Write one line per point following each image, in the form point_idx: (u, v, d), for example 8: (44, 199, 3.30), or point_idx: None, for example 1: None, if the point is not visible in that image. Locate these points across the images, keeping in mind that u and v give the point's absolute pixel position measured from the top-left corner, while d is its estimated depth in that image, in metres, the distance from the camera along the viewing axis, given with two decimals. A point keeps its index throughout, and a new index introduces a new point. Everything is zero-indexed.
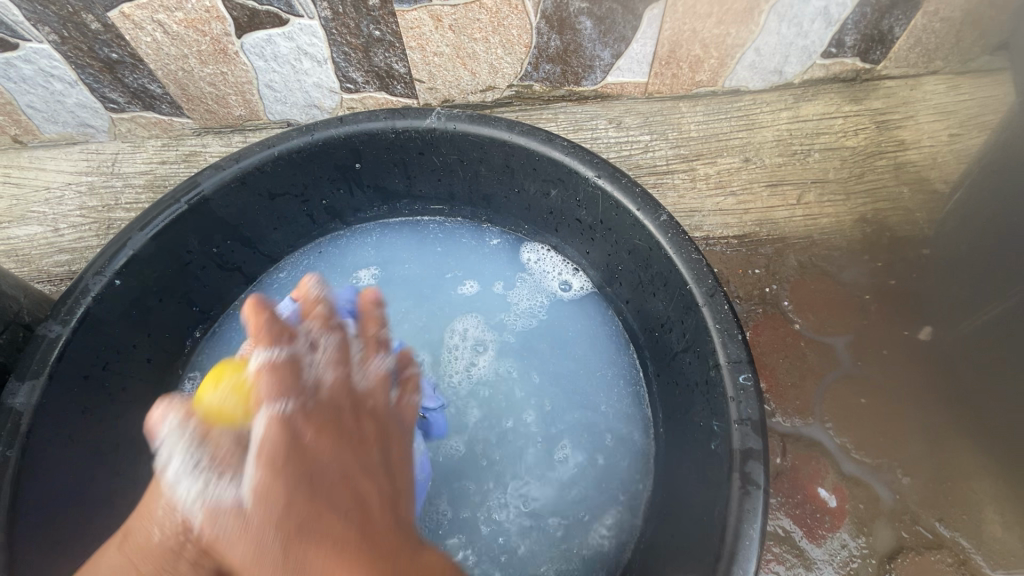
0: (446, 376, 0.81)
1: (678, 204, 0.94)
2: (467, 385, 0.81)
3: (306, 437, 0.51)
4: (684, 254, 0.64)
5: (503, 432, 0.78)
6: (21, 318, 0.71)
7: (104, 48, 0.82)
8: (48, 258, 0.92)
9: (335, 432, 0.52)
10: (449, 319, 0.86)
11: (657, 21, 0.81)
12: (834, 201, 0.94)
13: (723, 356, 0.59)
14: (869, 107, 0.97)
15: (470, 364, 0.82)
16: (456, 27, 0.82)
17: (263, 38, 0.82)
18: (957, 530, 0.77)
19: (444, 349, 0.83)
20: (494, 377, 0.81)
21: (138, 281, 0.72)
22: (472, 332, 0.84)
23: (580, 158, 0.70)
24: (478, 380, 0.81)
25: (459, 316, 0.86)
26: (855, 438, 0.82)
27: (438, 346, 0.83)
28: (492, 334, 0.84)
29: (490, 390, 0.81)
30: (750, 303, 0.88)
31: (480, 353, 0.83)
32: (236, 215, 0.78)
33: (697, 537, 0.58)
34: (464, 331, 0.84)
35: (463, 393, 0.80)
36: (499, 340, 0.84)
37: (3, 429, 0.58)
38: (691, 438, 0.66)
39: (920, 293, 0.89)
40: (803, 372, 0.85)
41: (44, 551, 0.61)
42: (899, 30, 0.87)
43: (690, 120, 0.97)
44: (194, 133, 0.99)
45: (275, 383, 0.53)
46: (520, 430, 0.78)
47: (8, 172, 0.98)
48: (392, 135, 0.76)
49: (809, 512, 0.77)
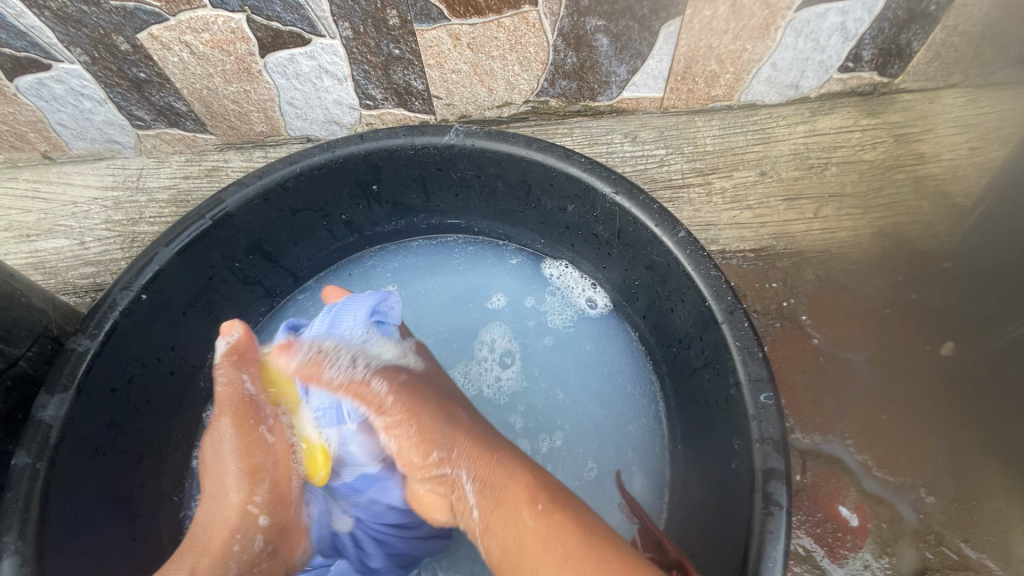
0: (479, 388, 0.84)
1: (694, 218, 0.94)
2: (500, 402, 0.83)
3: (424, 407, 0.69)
4: (703, 271, 0.64)
5: (536, 452, 0.79)
6: (51, 331, 0.73)
7: (133, 67, 0.84)
8: (74, 270, 0.94)
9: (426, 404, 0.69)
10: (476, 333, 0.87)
11: (673, 38, 0.82)
12: (852, 215, 0.93)
13: (743, 374, 0.59)
14: (886, 121, 0.97)
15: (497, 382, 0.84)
16: (474, 45, 0.83)
17: (286, 57, 0.84)
18: (984, 551, 0.75)
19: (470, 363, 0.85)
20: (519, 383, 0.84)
21: (164, 295, 0.73)
22: (500, 343, 0.86)
23: (598, 174, 0.70)
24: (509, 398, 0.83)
25: (485, 327, 0.88)
26: (876, 455, 0.80)
27: (467, 356, 0.86)
28: (518, 344, 0.86)
29: (516, 399, 0.83)
30: (768, 318, 0.87)
31: (507, 365, 0.85)
32: (259, 229, 0.80)
33: (720, 555, 0.58)
34: (493, 343, 0.86)
35: (500, 405, 0.82)
36: (526, 356, 0.85)
37: (34, 443, 0.60)
38: (711, 456, 0.66)
39: (944, 309, 0.88)
40: (829, 396, 0.83)
41: (75, 559, 0.62)
42: (918, 44, 0.87)
43: (705, 134, 0.97)
44: (217, 148, 1.01)
45: (404, 393, 0.70)
46: (548, 449, 0.80)
47: (37, 188, 1.01)
48: (410, 151, 0.77)
49: (831, 531, 0.76)
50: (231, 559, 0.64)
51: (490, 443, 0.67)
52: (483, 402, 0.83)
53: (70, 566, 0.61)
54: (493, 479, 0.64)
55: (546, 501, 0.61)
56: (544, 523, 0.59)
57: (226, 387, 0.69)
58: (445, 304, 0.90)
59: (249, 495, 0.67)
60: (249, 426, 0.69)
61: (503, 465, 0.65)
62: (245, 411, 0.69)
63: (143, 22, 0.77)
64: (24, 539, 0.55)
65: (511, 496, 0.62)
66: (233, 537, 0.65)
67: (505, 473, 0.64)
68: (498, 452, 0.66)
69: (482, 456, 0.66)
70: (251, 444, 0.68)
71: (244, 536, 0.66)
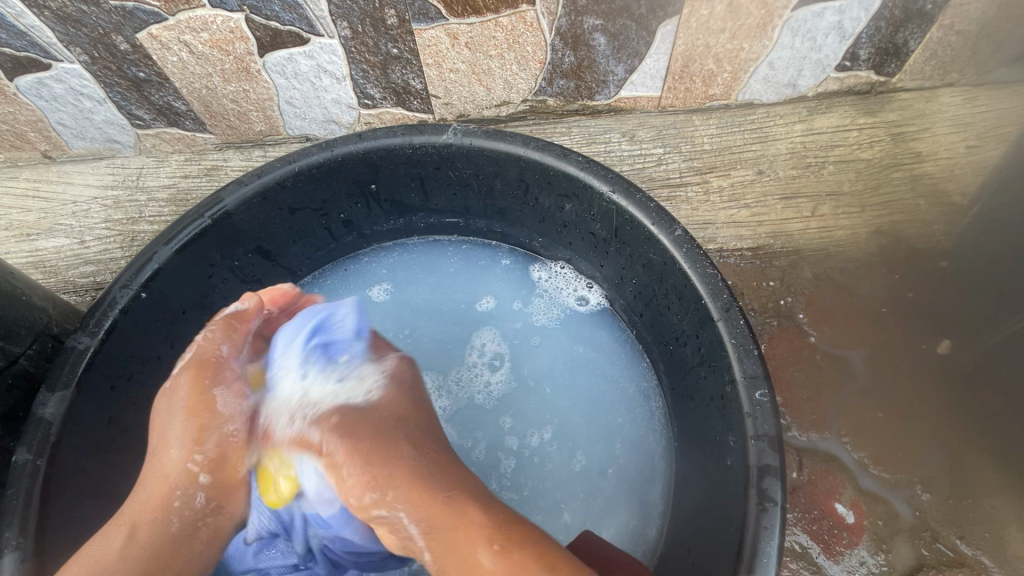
0: (469, 395, 0.83)
1: (691, 216, 0.94)
2: (487, 402, 0.83)
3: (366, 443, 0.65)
4: (700, 269, 0.65)
5: (522, 449, 0.80)
6: (51, 329, 0.73)
7: (132, 67, 0.84)
8: (74, 269, 0.95)
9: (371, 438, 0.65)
10: (466, 335, 0.88)
11: (671, 37, 0.82)
12: (849, 213, 0.93)
13: (739, 372, 0.60)
14: (883, 119, 0.97)
15: (486, 384, 0.84)
16: (472, 44, 0.84)
17: (284, 56, 0.84)
18: (979, 548, 0.76)
19: (460, 365, 0.86)
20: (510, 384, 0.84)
21: (163, 293, 0.74)
22: (490, 346, 0.87)
23: (594, 173, 0.71)
24: (497, 397, 0.83)
25: (475, 330, 0.88)
26: (872, 453, 0.81)
27: (456, 363, 0.86)
28: (508, 347, 0.86)
29: (506, 402, 0.83)
30: (765, 316, 0.88)
31: (496, 368, 0.85)
32: (258, 228, 0.80)
33: (714, 552, 0.58)
34: (482, 347, 0.87)
35: (490, 410, 0.82)
36: (516, 358, 0.86)
37: (34, 440, 0.60)
38: (707, 453, 0.66)
39: (942, 308, 0.88)
40: (825, 395, 0.84)
41: (74, 556, 0.62)
42: (914, 43, 0.87)
43: (703, 133, 0.98)
44: (217, 147, 1.02)
45: (347, 428, 0.66)
46: (536, 444, 0.80)
47: (37, 187, 1.01)
48: (408, 150, 0.77)
49: (826, 528, 0.77)
50: (172, 514, 0.64)
51: (439, 483, 0.62)
52: (474, 409, 0.83)
53: (70, 562, 0.62)
54: (440, 519, 0.59)
55: (502, 540, 0.56)
56: (503, 564, 0.55)
57: (202, 343, 0.70)
58: (436, 305, 0.90)
59: (190, 453, 0.65)
60: (202, 385, 0.67)
61: (454, 507, 0.60)
62: (206, 370, 0.68)
63: (143, 21, 0.77)
64: (25, 535, 0.56)
65: (467, 532, 0.58)
66: (174, 492, 0.64)
67: (456, 510, 0.59)
68: (446, 494, 0.61)
69: (425, 497, 0.61)
70: (202, 404, 0.67)
71: (185, 495, 0.65)
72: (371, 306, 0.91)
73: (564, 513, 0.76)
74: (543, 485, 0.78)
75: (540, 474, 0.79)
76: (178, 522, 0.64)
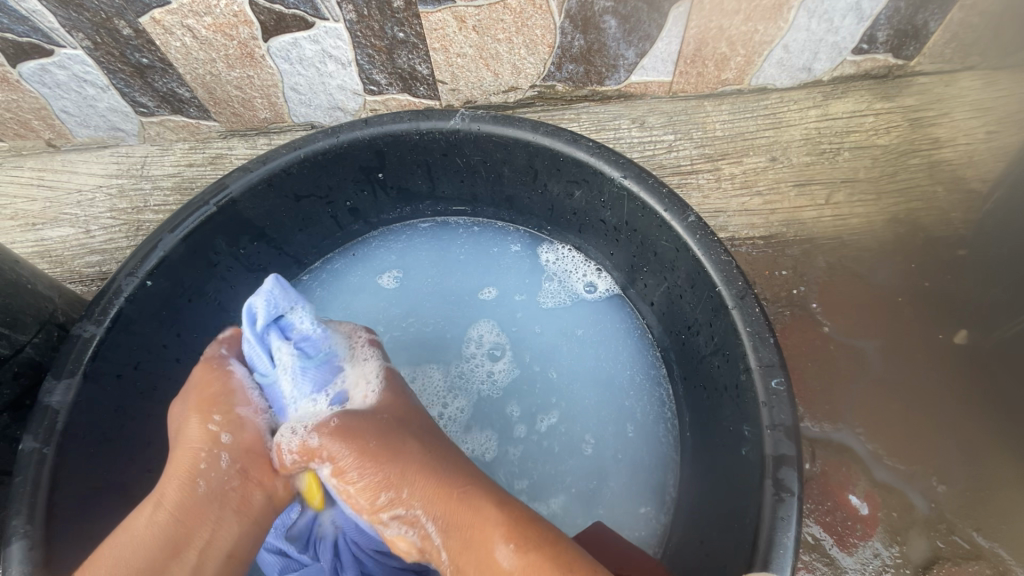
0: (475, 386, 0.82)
1: (703, 204, 0.92)
2: (492, 393, 0.82)
3: (370, 442, 0.65)
4: (713, 255, 0.63)
5: (531, 435, 0.79)
6: (57, 318, 0.73)
7: (136, 53, 0.83)
8: (80, 259, 0.94)
9: (372, 441, 0.66)
10: (467, 323, 0.87)
11: (684, 19, 0.80)
12: (864, 201, 0.91)
13: (754, 360, 0.58)
14: (901, 104, 0.95)
15: (489, 375, 0.83)
16: (480, 27, 0.82)
17: (289, 41, 0.82)
18: (995, 540, 0.75)
19: (459, 358, 0.84)
20: (518, 374, 0.83)
21: (169, 282, 0.73)
22: (487, 338, 0.85)
23: (606, 158, 0.69)
24: (501, 387, 0.82)
25: (474, 320, 0.87)
26: (887, 445, 0.79)
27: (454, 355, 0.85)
28: (509, 335, 0.85)
29: (514, 391, 0.82)
30: (778, 305, 0.86)
31: (499, 357, 0.84)
32: (264, 216, 0.79)
33: (729, 544, 0.57)
34: (481, 337, 0.85)
35: (497, 399, 0.82)
36: (520, 345, 0.85)
37: (41, 427, 0.60)
38: (720, 443, 0.65)
39: (957, 297, 0.86)
40: (837, 383, 0.82)
41: (83, 544, 0.62)
42: (934, 25, 0.84)
43: (715, 119, 0.96)
44: (221, 136, 1.01)
45: (353, 432, 0.66)
46: (547, 429, 0.79)
47: (42, 176, 1.00)
48: (415, 136, 0.75)
49: (840, 519, 0.75)
50: (199, 477, 0.63)
51: (449, 480, 0.63)
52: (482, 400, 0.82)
53: (79, 551, 0.62)
54: (459, 517, 0.61)
55: (519, 539, 0.58)
56: (519, 564, 0.56)
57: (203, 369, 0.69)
58: (444, 290, 0.89)
59: (206, 416, 0.65)
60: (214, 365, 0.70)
61: (468, 504, 0.61)
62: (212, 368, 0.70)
63: (145, 5, 0.76)
64: (32, 523, 0.56)
65: (482, 532, 0.59)
66: (199, 456, 0.63)
67: (472, 509, 0.61)
68: (462, 490, 0.63)
69: (440, 494, 0.63)
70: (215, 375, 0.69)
71: (208, 455, 0.64)
72: (382, 294, 0.90)
73: (572, 503, 0.76)
74: (557, 468, 0.77)
75: (535, 459, 0.78)
76: (204, 483, 0.63)
